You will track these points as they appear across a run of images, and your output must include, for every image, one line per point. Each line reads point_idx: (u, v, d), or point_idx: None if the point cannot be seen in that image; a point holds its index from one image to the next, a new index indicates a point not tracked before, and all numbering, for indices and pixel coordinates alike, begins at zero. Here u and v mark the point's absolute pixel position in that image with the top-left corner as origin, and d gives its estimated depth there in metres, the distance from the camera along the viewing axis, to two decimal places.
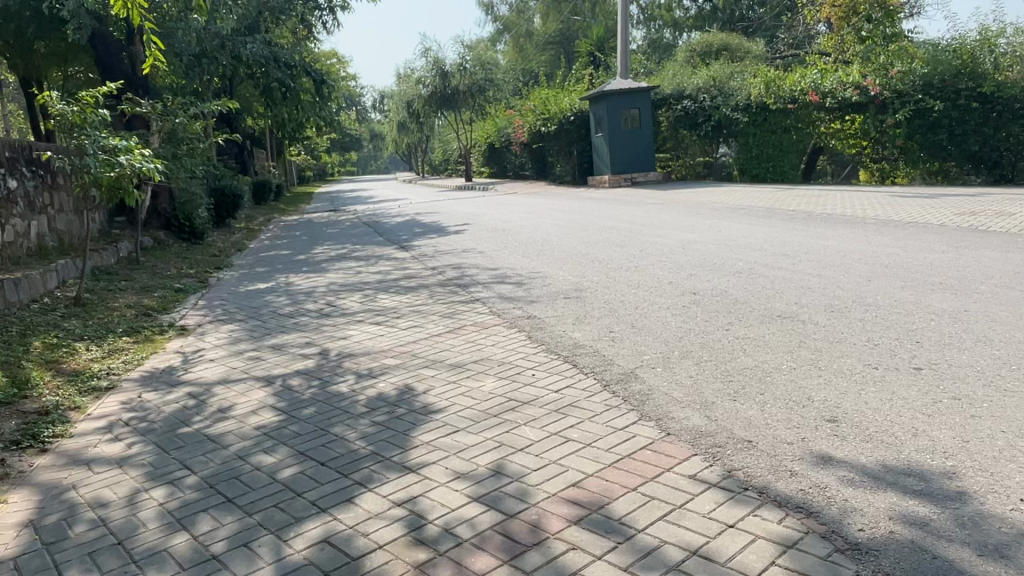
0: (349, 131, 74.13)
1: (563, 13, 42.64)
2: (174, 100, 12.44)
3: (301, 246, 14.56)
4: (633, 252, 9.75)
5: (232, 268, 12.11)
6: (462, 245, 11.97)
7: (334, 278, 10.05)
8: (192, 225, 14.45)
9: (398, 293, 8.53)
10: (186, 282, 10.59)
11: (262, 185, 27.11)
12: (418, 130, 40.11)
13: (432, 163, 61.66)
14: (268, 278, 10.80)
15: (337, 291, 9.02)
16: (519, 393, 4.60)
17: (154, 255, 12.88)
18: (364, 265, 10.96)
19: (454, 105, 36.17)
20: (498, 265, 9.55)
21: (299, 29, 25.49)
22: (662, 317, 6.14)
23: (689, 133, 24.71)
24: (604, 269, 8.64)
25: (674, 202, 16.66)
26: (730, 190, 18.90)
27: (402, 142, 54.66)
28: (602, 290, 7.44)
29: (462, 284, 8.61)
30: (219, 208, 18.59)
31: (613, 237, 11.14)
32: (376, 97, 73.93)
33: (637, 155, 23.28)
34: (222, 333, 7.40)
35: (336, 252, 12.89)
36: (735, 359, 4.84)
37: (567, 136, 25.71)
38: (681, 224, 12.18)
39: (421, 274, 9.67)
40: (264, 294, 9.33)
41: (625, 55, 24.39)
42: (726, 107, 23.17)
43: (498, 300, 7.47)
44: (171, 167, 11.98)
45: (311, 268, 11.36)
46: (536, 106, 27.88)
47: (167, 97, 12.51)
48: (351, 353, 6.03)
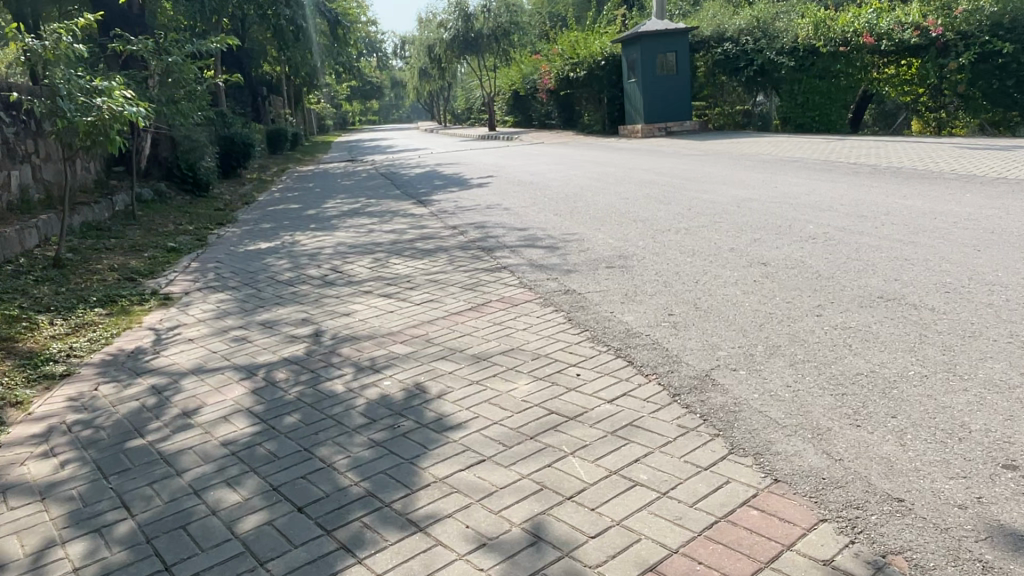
0: (370, 78, 72.40)
1: None
2: (168, 36, 11.19)
3: (312, 199, 13.48)
4: (681, 210, 8.57)
5: (236, 224, 11.10)
6: (486, 201, 10.84)
7: (343, 237, 9.00)
8: (196, 174, 13.43)
9: (413, 257, 7.46)
10: (183, 240, 9.61)
11: (277, 133, 25.98)
12: (439, 76, 38.54)
13: (454, 112, 60.00)
14: (271, 236, 9.78)
15: (345, 253, 7.97)
16: (562, 403, 3.54)
17: (153, 209, 11.92)
18: (377, 223, 9.90)
19: (478, 50, 34.48)
20: (527, 225, 8.43)
21: None
22: (730, 295, 5.02)
23: (728, 79, 23.07)
24: (650, 231, 7.50)
25: (716, 153, 15.32)
26: (775, 141, 17.46)
27: (424, 89, 53.02)
28: (650, 258, 6.32)
29: (487, 247, 7.52)
30: (229, 157, 17.59)
31: (656, 193, 9.93)
32: (397, 43, 71.86)
33: (672, 103, 21.78)
34: (208, 304, 6.40)
35: (348, 207, 11.82)
36: (840, 360, 3.73)
37: (597, 82, 24.17)
38: (730, 178, 10.92)
39: (440, 233, 8.59)
40: (263, 256, 8.31)
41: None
42: (770, 50, 21.43)
43: (528, 268, 6.39)
44: (166, 113, 10.83)
45: (320, 224, 10.32)
46: (564, 51, 26.29)
47: (160, 33, 11.27)
48: (353, 336, 5.00)
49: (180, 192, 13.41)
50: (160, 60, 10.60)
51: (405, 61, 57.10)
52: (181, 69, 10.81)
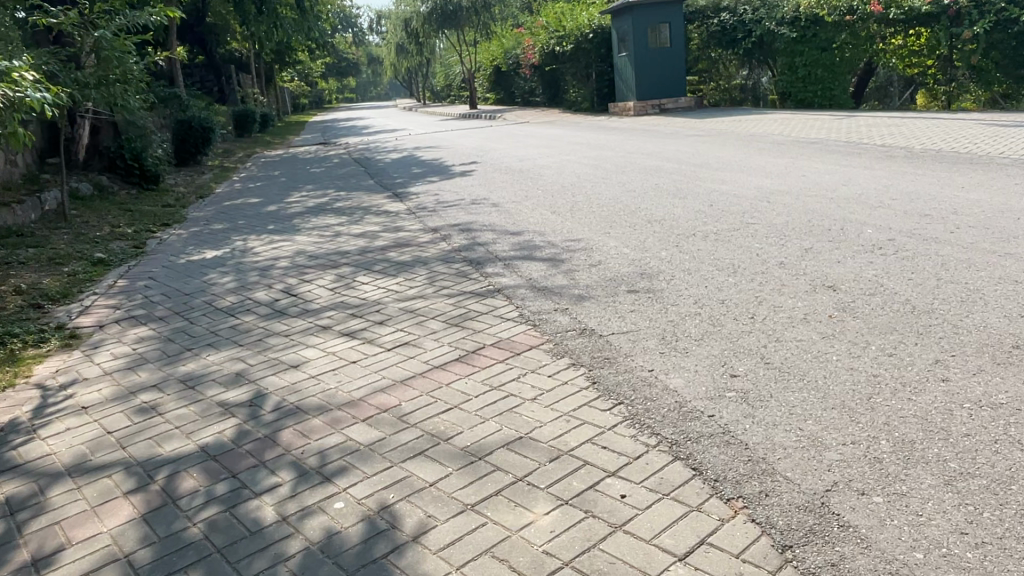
0: (345, 54, 70.18)
1: None
2: (96, 7, 9.62)
3: (275, 191, 12.07)
4: (701, 207, 7.30)
5: (184, 224, 9.70)
6: (469, 194, 9.52)
7: (303, 243, 7.63)
8: (142, 165, 11.92)
9: (384, 272, 6.13)
10: (116, 248, 8.22)
11: (244, 115, 24.33)
12: (417, 52, 36.81)
13: (433, 90, 58.13)
14: (222, 240, 8.41)
15: (302, 267, 6.61)
16: (610, 564, 2.26)
17: (91, 207, 10.50)
18: (345, 223, 8.55)
19: (457, 24, 32.47)
20: (522, 228, 7.12)
21: None
22: (805, 342, 3.75)
23: (724, 52, 21.66)
24: (670, 237, 6.22)
25: (720, 133, 14.01)
26: (779, 119, 16.16)
27: (402, 66, 51.14)
28: (680, 278, 5.04)
29: (473, 259, 6.20)
30: (186, 143, 16.09)
31: (666, 184, 8.64)
32: (373, 19, 69.60)
33: (665, 79, 20.40)
34: (123, 344, 5.06)
35: (314, 201, 10.45)
36: (1016, 472, 2.50)
37: (584, 57, 22.67)
38: (746, 164, 9.64)
39: (417, 238, 7.27)
40: (205, 270, 6.94)
41: None
42: (770, 20, 19.98)
43: (528, 292, 5.09)
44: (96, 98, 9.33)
45: (279, 225, 8.95)
46: (549, 24, 24.77)
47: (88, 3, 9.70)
48: (299, 406, 3.69)
49: (125, 185, 11.92)
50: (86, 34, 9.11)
51: (382, 38, 55.11)
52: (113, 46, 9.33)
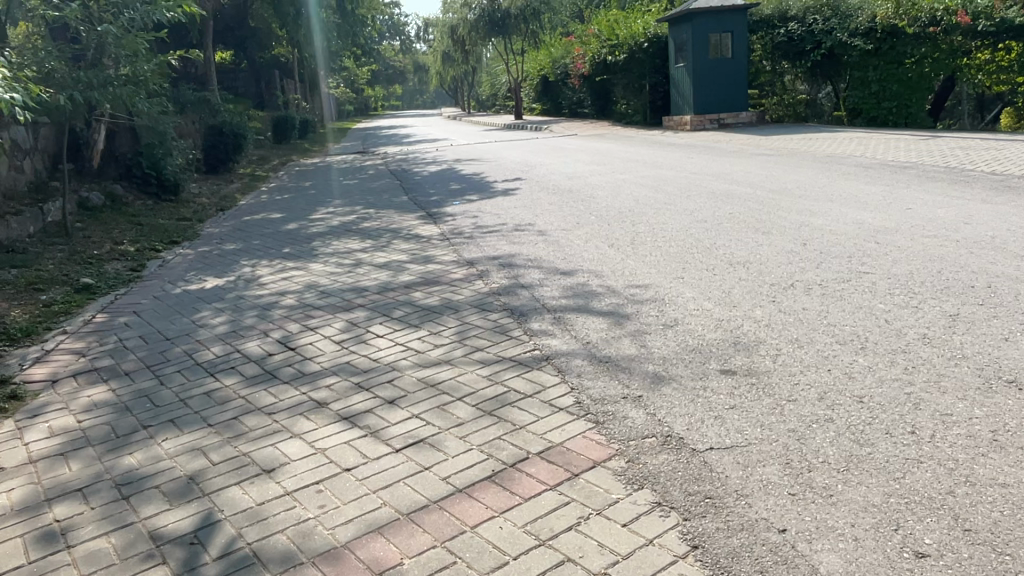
0: (391, 61, 70.01)
1: None
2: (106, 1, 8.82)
3: (301, 206, 11.08)
4: (792, 246, 6.03)
5: (194, 243, 8.74)
6: (510, 217, 8.39)
7: (316, 274, 6.54)
8: (160, 175, 11.06)
9: (406, 320, 4.99)
10: (110, 271, 7.24)
11: (283, 121, 23.64)
12: (463, 61, 35.93)
13: (479, 99, 57.19)
14: (230, 265, 7.40)
15: (309, 308, 5.51)
16: None
17: (99, 219, 9.62)
18: (369, 249, 7.48)
19: (505, 32, 31.60)
20: (574, 266, 5.93)
21: None
22: (1018, 494, 2.46)
23: (789, 65, 19.96)
24: (761, 289, 4.97)
25: (792, 152, 12.63)
26: (853, 137, 14.67)
27: (448, 74, 50.49)
28: (789, 356, 3.79)
29: (515, 308, 5.01)
30: (216, 150, 15.31)
31: (742, 214, 7.37)
32: (419, 27, 69.31)
33: (726, 92, 18.96)
34: (68, 413, 4.00)
35: (339, 220, 9.41)
36: None
37: (637, 67, 21.31)
38: (834, 191, 8.30)
39: (449, 274, 6.13)
40: (199, 305, 5.90)
41: None
42: (841, 31, 18.26)
43: (586, 365, 3.89)
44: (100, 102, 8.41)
45: (295, 249, 7.92)
46: (600, 32, 23.42)
47: None
48: (256, 553, 2.54)
49: (141, 195, 11.01)
50: (90, 30, 8.35)
51: (429, 46, 54.65)
52: (122, 43, 8.48)
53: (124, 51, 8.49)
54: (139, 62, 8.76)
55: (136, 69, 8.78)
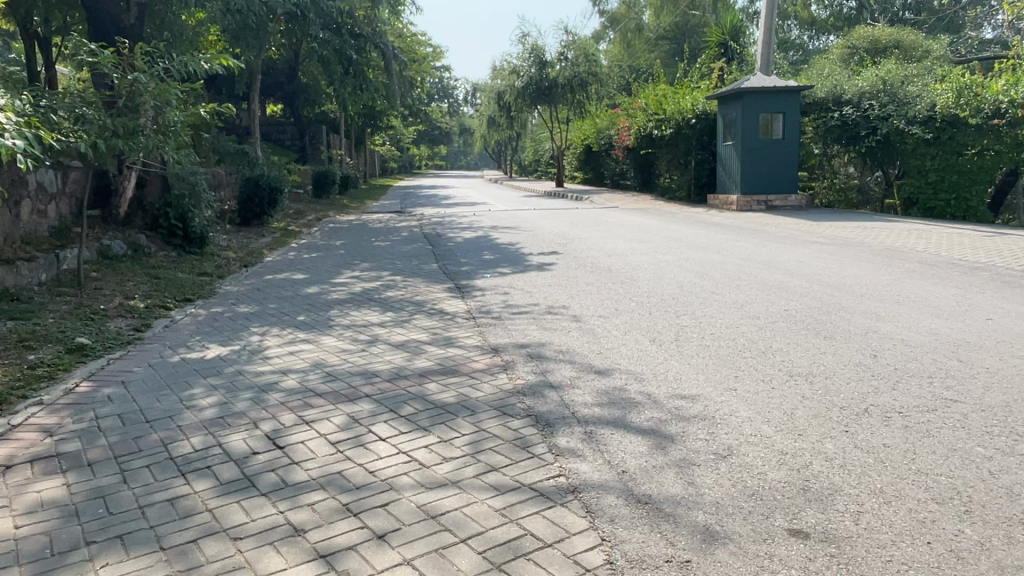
0: (437, 122, 71.18)
1: (678, 7, 38.84)
2: (146, 49, 8.66)
3: (327, 267, 10.65)
4: (861, 357, 5.31)
5: (207, 302, 8.29)
6: (543, 296, 7.80)
7: (326, 351, 5.98)
8: (187, 226, 10.73)
9: (414, 420, 4.36)
10: (112, 329, 6.79)
11: (324, 175, 23.66)
12: (508, 126, 36.03)
13: (521, 163, 57.51)
14: (239, 330, 6.89)
15: (310, 393, 4.92)
16: None
17: (116, 268, 9.28)
18: (388, 323, 6.92)
19: (551, 100, 31.63)
20: (611, 365, 5.27)
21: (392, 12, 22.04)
22: None
23: (841, 148, 19.25)
24: (831, 413, 4.25)
25: (848, 242, 11.90)
26: (912, 228, 13.88)
27: (492, 138, 50.89)
28: (875, 516, 3.05)
29: (540, 414, 4.35)
30: (252, 202, 15.14)
31: (800, 313, 6.66)
32: (467, 90, 70.55)
33: (775, 173, 18.37)
34: (6, 514, 3.41)
35: (363, 286, 8.92)
36: None
37: (684, 142, 20.87)
38: (901, 291, 7.58)
39: (470, 362, 5.51)
40: (193, 379, 5.35)
41: (767, 47, 19.87)
42: (897, 118, 17.40)
43: (620, 506, 3.20)
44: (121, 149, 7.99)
45: (311, 317, 7.39)
46: (648, 106, 23.18)
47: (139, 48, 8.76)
48: None
49: (165, 246, 10.65)
50: (122, 75, 8.17)
51: (476, 109, 55.37)
52: (151, 89, 8.19)
53: (154, 99, 8.22)
54: (170, 111, 8.48)
55: (166, 118, 8.51)
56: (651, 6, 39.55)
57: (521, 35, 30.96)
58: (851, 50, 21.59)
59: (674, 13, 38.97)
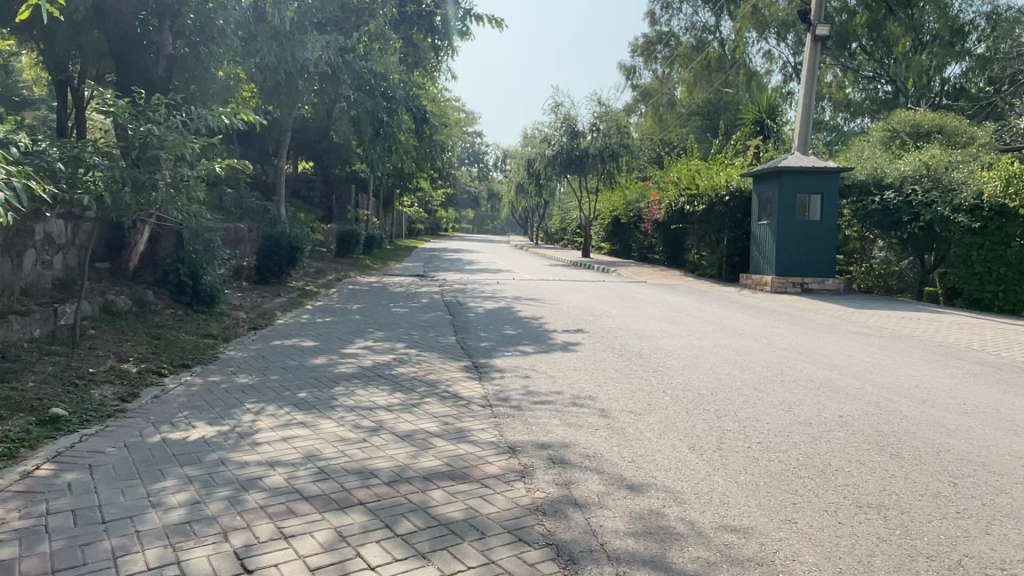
0: (466, 186, 71.91)
1: (713, 84, 39.05)
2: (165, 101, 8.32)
3: (338, 334, 10.09)
4: (939, 486, 4.55)
5: (206, 368, 7.72)
6: (567, 383, 7.14)
7: (323, 439, 5.34)
8: (197, 284, 10.26)
9: (410, 543, 3.66)
10: (95, 397, 6.20)
11: (349, 235, 23.44)
12: (536, 193, 35.91)
13: (547, 231, 57.42)
14: (232, 406, 6.28)
15: (295, 495, 4.26)
16: None
17: (117, 326, 8.77)
18: (395, 407, 6.27)
19: (581, 169, 31.49)
20: (645, 479, 4.55)
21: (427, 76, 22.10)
22: None
23: (881, 233, 18.50)
24: (916, 567, 3.48)
25: (896, 335, 11.11)
26: (961, 322, 13.02)
27: (520, 204, 51.07)
28: None
29: (561, 544, 3.64)
30: (270, 260, 14.77)
31: (856, 424, 5.92)
32: (497, 157, 71.40)
33: (812, 256, 17.69)
34: None
35: (374, 360, 8.32)
36: None
37: (716, 220, 20.33)
38: (968, 401, 6.78)
39: (481, 464, 4.82)
40: (168, 467, 4.72)
41: (805, 127, 19.46)
42: (942, 204, 16.58)
43: None
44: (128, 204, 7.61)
45: (313, 393, 6.77)
46: (679, 180, 22.81)
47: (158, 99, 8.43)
48: None
49: (172, 303, 10.16)
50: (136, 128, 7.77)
51: (506, 176, 55.77)
52: (165, 144, 7.80)
53: (167, 154, 7.81)
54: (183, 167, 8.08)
55: (178, 174, 8.10)
56: (685, 82, 39.82)
57: (554, 104, 31.02)
58: (891, 133, 21.09)
59: (707, 89, 39.13)
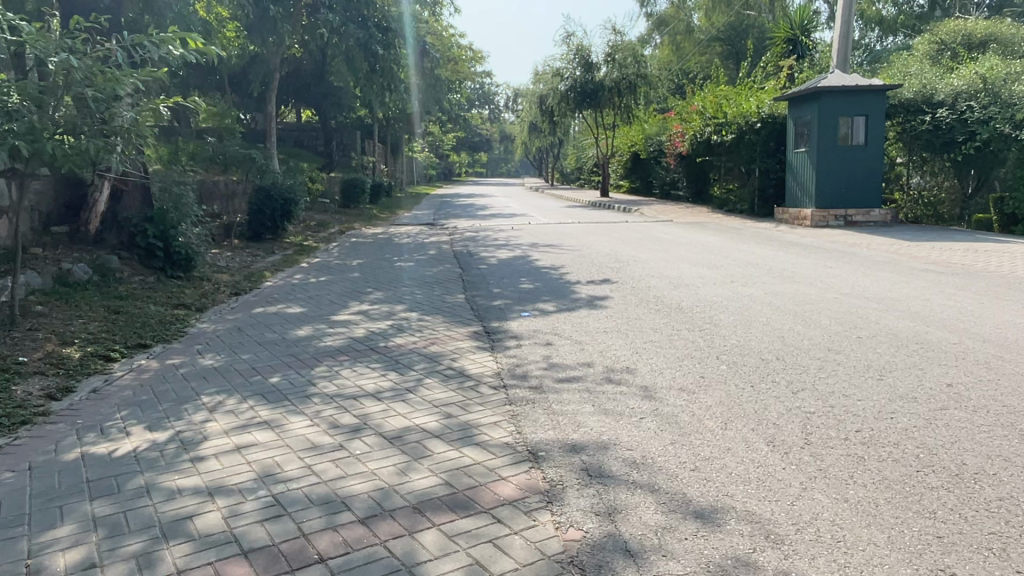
0: (477, 128, 69.98)
1: (733, 7, 36.67)
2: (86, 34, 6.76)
3: (331, 297, 8.84)
4: None
5: (167, 347, 6.52)
6: (597, 351, 5.89)
7: (289, 449, 4.11)
8: (168, 246, 9.00)
9: None
10: (15, 397, 5.02)
11: (353, 184, 22.09)
12: (550, 132, 34.17)
13: (563, 171, 55.69)
14: (185, 399, 5.07)
15: (232, 547, 3.03)
16: None
17: (71, 299, 7.59)
18: (385, 394, 5.02)
19: (597, 104, 29.69)
20: (718, 504, 3.27)
21: (426, 6, 20.32)
22: None
23: (930, 156, 16.78)
24: None
25: (969, 271, 9.65)
26: None
27: (534, 145, 49.24)
28: None
29: None
30: (263, 214, 13.52)
31: (977, 398, 4.58)
32: (508, 97, 69.06)
33: (854, 185, 16.10)
34: None
35: (367, 328, 7.07)
36: None
37: (747, 150, 18.68)
38: None
39: (494, 483, 3.57)
40: (74, 502, 3.53)
41: (844, 42, 17.62)
42: (1001, 120, 14.83)
43: None
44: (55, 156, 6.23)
45: (288, 377, 5.54)
46: (704, 109, 21.11)
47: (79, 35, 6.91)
48: None
49: (142, 269, 8.93)
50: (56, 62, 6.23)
51: (518, 117, 53.76)
52: (93, 82, 6.34)
53: (96, 92, 6.33)
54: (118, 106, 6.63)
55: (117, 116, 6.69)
56: (703, 6, 37.41)
57: (565, 35, 29.00)
58: (939, 46, 19.14)
59: (727, 12, 36.74)
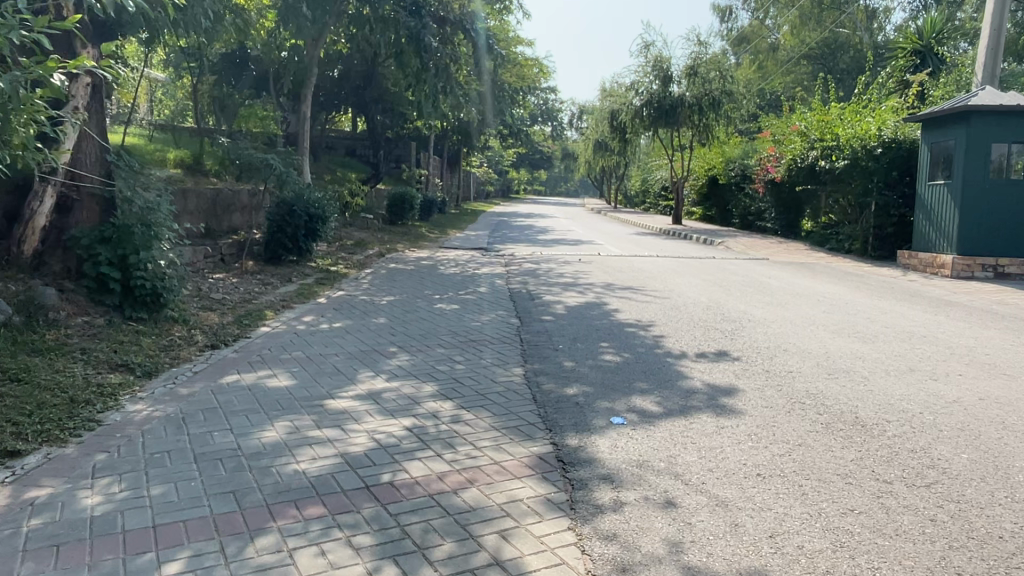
0: (538, 145, 67.69)
1: (825, 23, 33.54)
2: None
3: (338, 359, 6.35)
4: None
5: (50, 457, 4.09)
6: (766, 538, 3.23)
7: None
8: (127, 278, 6.66)
9: None
10: None
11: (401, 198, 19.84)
12: (619, 151, 31.52)
13: (627, 192, 52.85)
14: None
15: None
16: None
17: None
18: None
19: (673, 121, 26.93)
20: None
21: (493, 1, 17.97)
22: None
23: None
24: None
25: None
26: None
27: (598, 164, 46.63)
28: None
29: None
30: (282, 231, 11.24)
31: None
32: (572, 114, 66.66)
33: (1008, 228, 12.97)
34: None
35: (369, 434, 4.52)
36: None
37: (861, 179, 15.72)
38: None
39: None
40: None
41: (992, 54, 14.54)
42: None
43: None
44: None
45: (198, 561, 3.01)
46: (807, 129, 18.17)
47: None
48: None
49: (91, 308, 6.63)
50: None
51: (583, 134, 51.25)
52: None
53: None
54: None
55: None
56: (791, 21, 34.36)
57: (643, 45, 26.34)
58: None
59: (818, 30, 33.52)
